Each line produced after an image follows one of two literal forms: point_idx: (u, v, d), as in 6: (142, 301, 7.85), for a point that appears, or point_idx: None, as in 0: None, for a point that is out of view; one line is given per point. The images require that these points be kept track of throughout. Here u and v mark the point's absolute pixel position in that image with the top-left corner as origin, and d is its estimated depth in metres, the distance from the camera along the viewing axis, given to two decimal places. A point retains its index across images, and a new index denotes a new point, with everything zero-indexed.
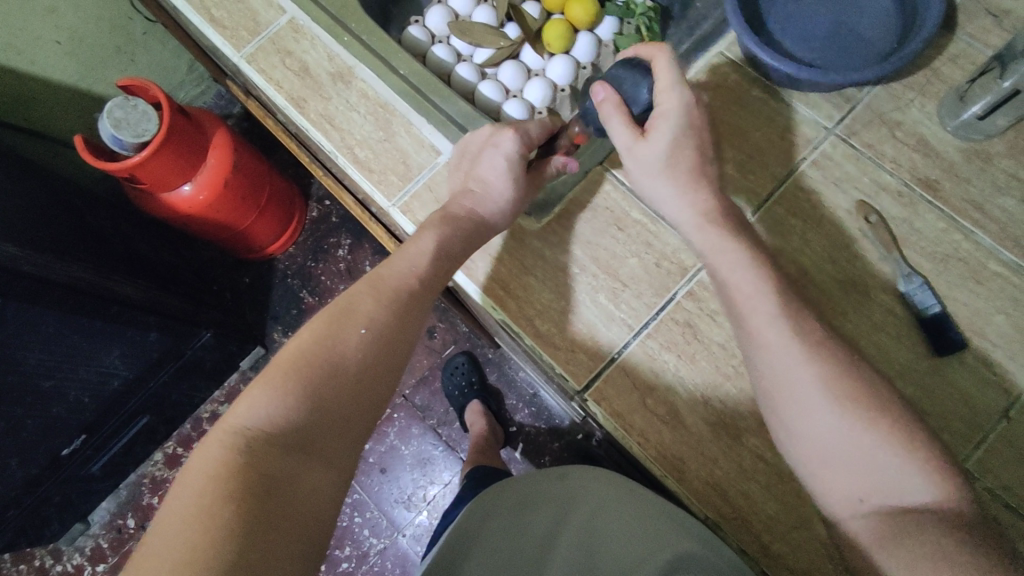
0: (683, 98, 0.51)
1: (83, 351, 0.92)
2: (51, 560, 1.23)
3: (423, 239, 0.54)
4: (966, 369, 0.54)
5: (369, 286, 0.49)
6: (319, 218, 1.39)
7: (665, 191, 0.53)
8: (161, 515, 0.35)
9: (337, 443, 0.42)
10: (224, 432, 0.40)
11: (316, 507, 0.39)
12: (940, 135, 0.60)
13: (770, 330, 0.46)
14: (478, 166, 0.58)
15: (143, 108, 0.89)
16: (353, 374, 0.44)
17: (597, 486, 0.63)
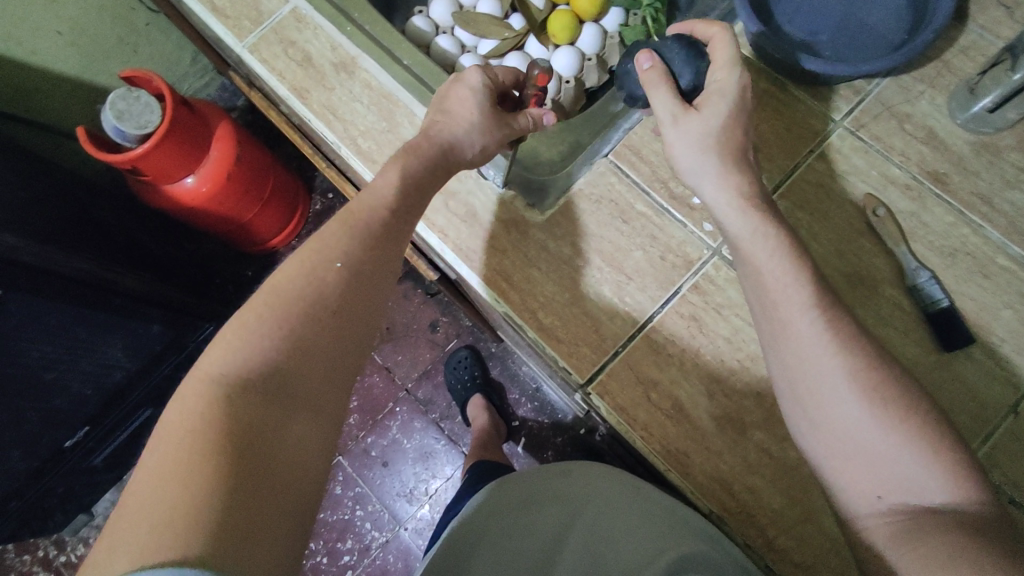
0: (738, 79, 0.51)
1: (85, 343, 0.92)
2: (55, 551, 1.23)
3: (387, 171, 0.50)
4: (974, 364, 0.53)
5: (340, 220, 0.47)
6: (322, 212, 1.39)
7: (705, 166, 0.51)
8: (143, 468, 0.35)
9: (320, 389, 0.42)
10: (199, 381, 0.39)
11: (302, 456, 0.39)
12: (950, 128, 0.59)
13: (803, 320, 0.45)
14: (443, 100, 0.56)
15: (146, 100, 0.88)
16: (330, 315, 0.43)
17: (601, 482, 0.62)
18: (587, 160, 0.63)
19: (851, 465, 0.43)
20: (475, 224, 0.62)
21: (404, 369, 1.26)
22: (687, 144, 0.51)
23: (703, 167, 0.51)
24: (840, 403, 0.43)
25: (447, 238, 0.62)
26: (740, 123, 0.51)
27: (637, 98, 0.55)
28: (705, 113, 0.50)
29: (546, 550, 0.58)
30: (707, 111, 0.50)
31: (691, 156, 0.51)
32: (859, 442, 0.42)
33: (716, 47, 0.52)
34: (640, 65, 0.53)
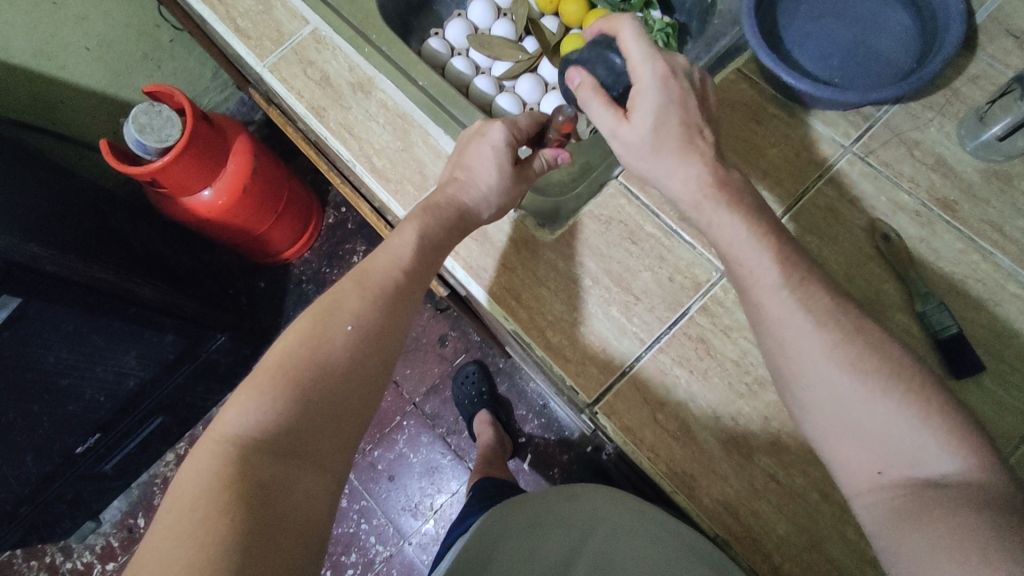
0: (654, 70, 0.49)
1: (100, 351, 0.93)
2: (61, 558, 1.24)
3: (405, 231, 0.53)
4: (984, 392, 0.53)
5: (355, 283, 0.49)
6: (335, 225, 1.41)
7: (660, 167, 0.50)
8: (159, 528, 0.36)
9: (331, 442, 0.43)
10: (213, 442, 0.40)
11: (314, 512, 0.39)
12: (959, 155, 0.59)
13: (774, 302, 0.45)
14: (465, 156, 0.59)
15: (167, 115, 0.90)
16: (342, 373, 0.44)
17: (607, 505, 0.63)
18: (599, 181, 0.64)
19: (842, 440, 0.42)
20: (485, 242, 0.63)
21: (413, 383, 1.27)
22: (627, 149, 0.51)
23: (658, 170, 0.51)
24: (828, 380, 0.42)
25: (458, 256, 0.63)
26: (678, 114, 0.50)
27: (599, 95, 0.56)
28: (635, 117, 0.50)
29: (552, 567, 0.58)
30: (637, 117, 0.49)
31: (639, 160, 0.52)
32: (853, 421, 0.41)
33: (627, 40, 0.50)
34: (572, 82, 0.53)
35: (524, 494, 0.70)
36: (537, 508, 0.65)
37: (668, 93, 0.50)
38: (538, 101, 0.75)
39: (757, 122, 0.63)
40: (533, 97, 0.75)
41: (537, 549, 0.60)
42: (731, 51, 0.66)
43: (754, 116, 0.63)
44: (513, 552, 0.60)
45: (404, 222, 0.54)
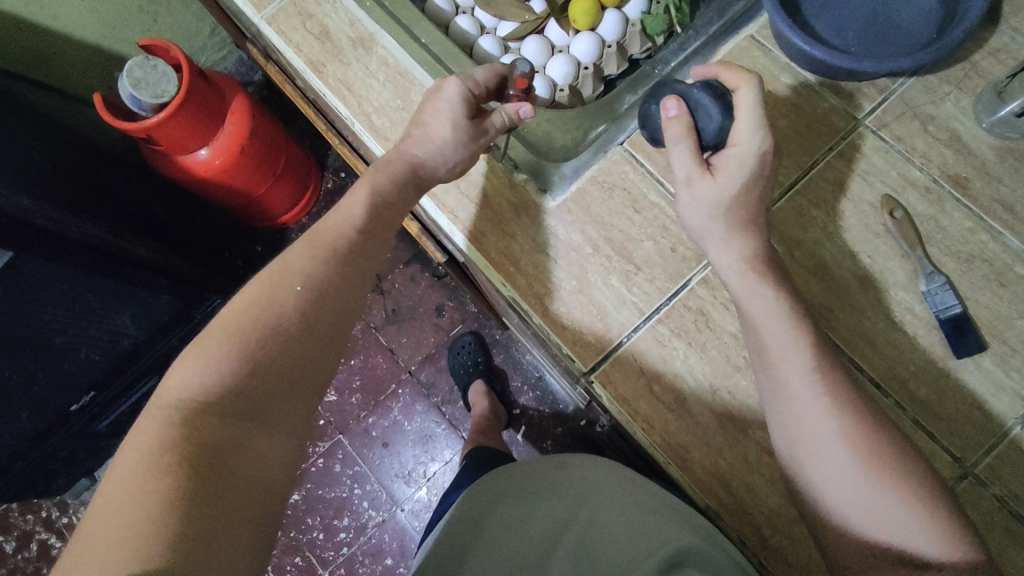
0: (761, 146, 0.49)
1: (95, 311, 0.93)
2: (58, 512, 1.25)
3: (355, 189, 0.51)
4: (982, 373, 0.52)
5: (307, 243, 0.47)
6: (333, 190, 1.38)
7: (711, 229, 0.51)
8: (102, 492, 0.35)
9: (284, 404, 0.42)
10: (158, 406, 0.39)
11: (265, 475, 0.40)
12: (974, 131, 0.58)
13: (801, 380, 0.46)
14: (422, 113, 0.57)
15: (163, 69, 0.88)
16: (293, 333, 0.43)
17: (597, 472, 0.62)
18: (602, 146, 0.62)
19: (854, 516, 0.44)
20: (486, 207, 0.62)
21: (408, 352, 1.26)
22: (697, 206, 0.51)
23: (710, 229, 0.51)
24: (835, 457, 0.44)
25: (457, 220, 0.62)
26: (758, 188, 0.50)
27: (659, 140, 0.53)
28: (720, 180, 0.49)
29: (547, 538, 0.56)
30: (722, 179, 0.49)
31: (700, 219, 0.52)
32: (857, 501, 0.44)
33: (740, 106, 0.49)
34: (667, 112, 0.49)
35: (516, 461, 0.68)
36: (528, 479, 0.63)
37: (762, 169, 0.50)
38: (544, 64, 0.73)
39: (770, 92, 0.61)
40: (539, 60, 0.73)
41: (532, 519, 0.58)
42: (745, 16, 0.64)
43: (767, 85, 0.61)
44: (505, 522, 0.59)
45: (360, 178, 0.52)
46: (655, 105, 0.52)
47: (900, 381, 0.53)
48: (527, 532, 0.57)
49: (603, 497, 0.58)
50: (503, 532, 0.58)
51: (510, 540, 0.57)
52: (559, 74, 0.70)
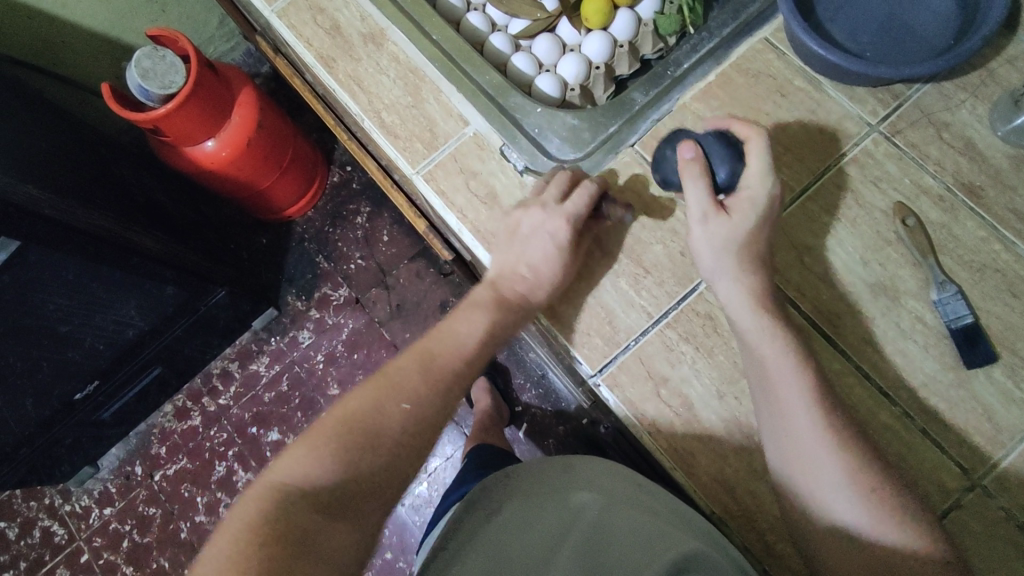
0: (770, 191, 0.53)
1: (100, 300, 0.93)
2: (61, 500, 1.23)
3: (472, 320, 0.56)
4: (992, 383, 0.52)
5: (418, 361, 0.54)
6: (339, 184, 1.37)
7: (722, 266, 0.53)
8: (204, 558, 0.41)
9: (368, 506, 0.47)
10: (265, 487, 0.45)
11: (342, 561, 0.43)
12: (989, 139, 0.57)
13: (805, 417, 0.48)
14: (529, 253, 0.56)
15: (171, 60, 0.89)
16: (392, 441, 0.49)
17: (603, 474, 0.61)
18: (616, 150, 0.62)
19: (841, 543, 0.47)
20: (495, 206, 0.62)
21: (411, 347, 1.26)
22: (712, 243, 0.53)
23: (721, 268, 0.53)
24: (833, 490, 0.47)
25: (466, 219, 0.62)
26: (765, 230, 0.54)
27: (671, 184, 0.56)
28: (735, 218, 0.52)
29: (553, 541, 0.54)
30: (738, 217, 0.52)
31: (710, 255, 0.53)
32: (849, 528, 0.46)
33: (750, 155, 0.53)
34: (683, 155, 0.53)
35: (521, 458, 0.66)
36: (534, 476, 0.61)
37: (770, 214, 0.53)
38: (556, 63, 0.72)
39: (784, 96, 0.61)
40: (550, 58, 0.72)
41: (536, 521, 0.56)
42: (759, 19, 0.63)
43: (780, 89, 0.61)
44: (507, 521, 0.56)
45: (475, 307, 0.57)
46: (671, 150, 0.55)
47: (908, 391, 0.53)
48: (532, 534, 0.55)
49: (613, 502, 0.56)
50: (504, 532, 0.55)
51: (513, 541, 0.54)
52: (570, 72, 0.70)
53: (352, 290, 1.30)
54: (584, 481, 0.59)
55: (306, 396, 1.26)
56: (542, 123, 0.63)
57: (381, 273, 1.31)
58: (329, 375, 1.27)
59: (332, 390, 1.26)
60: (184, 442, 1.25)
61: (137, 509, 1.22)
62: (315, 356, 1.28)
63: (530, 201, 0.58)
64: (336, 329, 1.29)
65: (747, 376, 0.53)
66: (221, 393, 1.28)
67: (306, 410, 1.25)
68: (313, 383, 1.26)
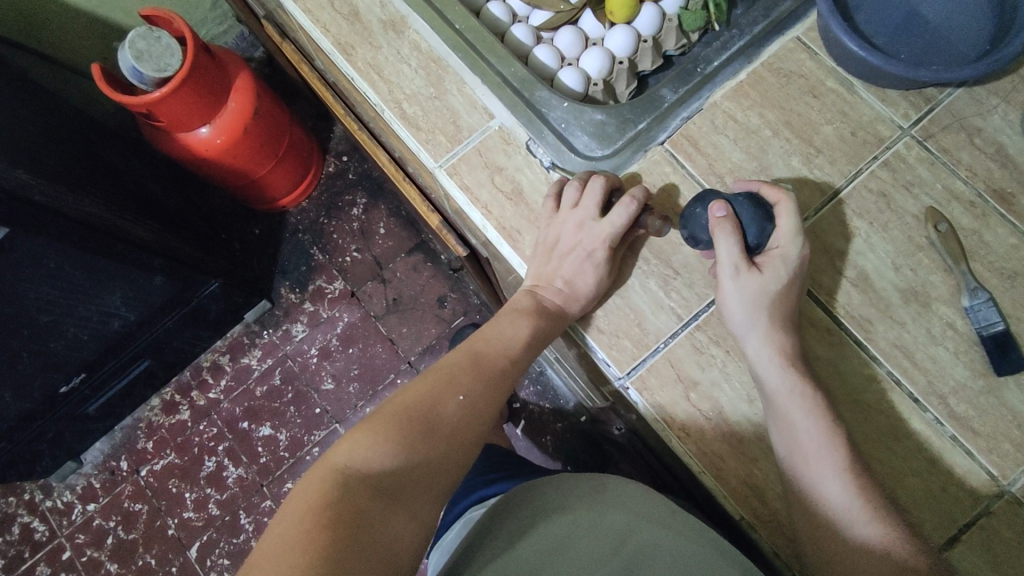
0: (800, 251, 0.52)
1: (84, 290, 0.89)
2: (41, 496, 1.18)
3: (518, 324, 0.57)
4: (1021, 391, 0.52)
5: (472, 358, 0.55)
6: (335, 174, 1.33)
7: (754, 324, 0.52)
8: (268, 535, 0.40)
9: (421, 494, 0.45)
10: (327, 468, 0.44)
11: (396, 549, 0.42)
12: (1020, 146, 0.57)
13: (834, 483, 0.47)
14: (565, 267, 0.57)
15: (167, 42, 0.85)
16: (448, 432, 0.49)
17: (642, 496, 0.54)
18: (645, 146, 0.61)
19: None
20: (520, 203, 0.61)
21: (409, 342, 1.24)
22: (743, 300, 0.52)
23: (751, 325, 0.52)
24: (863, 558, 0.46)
25: (490, 216, 0.61)
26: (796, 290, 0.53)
27: (699, 241, 0.53)
28: (766, 274, 0.52)
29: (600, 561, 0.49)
30: (769, 273, 0.51)
31: (742, 314, 0.52)
32: None
33: (780, 216, 0.53)
34: (714, 213, 0.52)
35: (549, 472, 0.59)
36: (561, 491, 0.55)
37: (800, 273, 0.53)
38: (578, 57, 0.69)
39: (815, 97, 0.60)
40: (573, 52, 0.70)
41: (576, 536, 0.51)
42: (790, 18, 0.62)
43: (811, 90, 0.60)
44: (545, 538, 0.51)
45: (519, 314, 0.58)
46: (699, 207, 0.53)
47: (940, 397, 0.53)
48: (574, 554, 0.50)
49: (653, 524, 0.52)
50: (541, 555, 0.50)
51: (555, 563, 0.50)
52: (593, 67, 0.67)
53: (348, 284, 1.27)
54: (622, 501, 0.53)
55: (299, 390, 1.23)
56: (569, 118, 0.61)
57: (378, 266, 1.28)
58: (323, 369, 1.24)
59: (327, 384, 1.23)
60: (172, 436, 1.22)
61: (122, 505, 1.18)
62: (309, 350, 1.25)
63: (570, 215, 0.57)
64: (331, 323, 1.26)
65: (773, 440, 0.51)
66: (211, 386, 1.24)
67: (300, 405, 1.22)
68: (307, 377, 1.24)
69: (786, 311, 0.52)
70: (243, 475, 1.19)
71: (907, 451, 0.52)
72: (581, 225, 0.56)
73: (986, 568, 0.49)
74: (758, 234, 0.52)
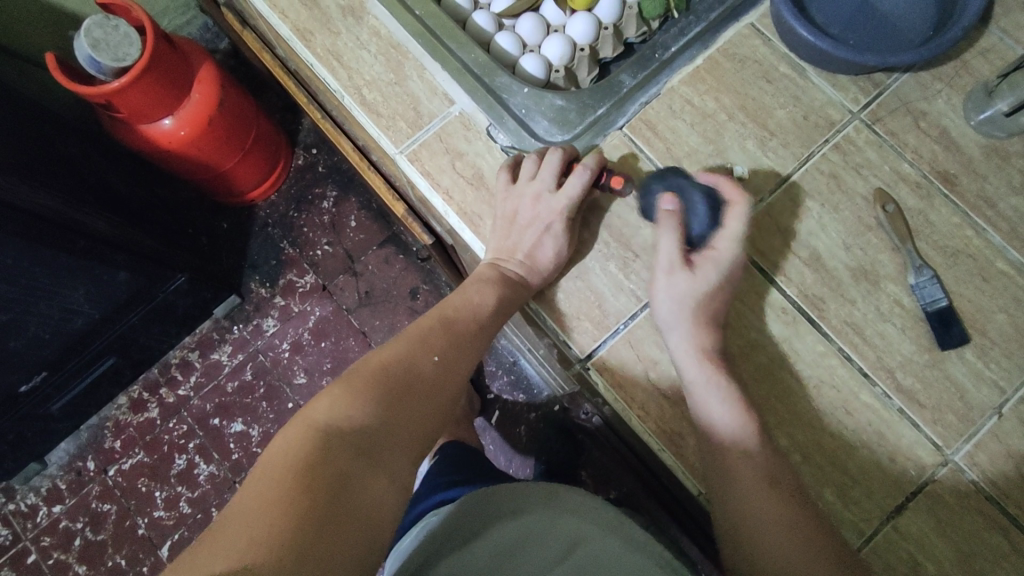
0: (735, 256, 0.54)
1: (43, 287, 0.87)
2: (4, 499, 1.15)
3: (485, 294, 0.56)
4: (964, 364, 0.54)
5: (443, 321, 0.55)
6: (304, 167, 1.31)
7: (677, 321, 0.53)
8: (244, 494, 0.39)
9: (398, 456, 0.46)
10: (306, 425, 0.44)
11: (376, 513, 0.41)
12: (963, 129, 0.59)
13: (745, 475, 0.49)
14: (524, 241, 0.57)
15: (125, 31, 0.83)
16: (424, 393, 0.50)
17: (592, 504, 0.56)
18: (604, 131, 0.62)
19: None
20: (481, 187, 0.61)
21: (381, 335, 1.24)
22: (670, 295, 0.53)
23: (675, 323, 0.53)
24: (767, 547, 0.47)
25: (452, 201, 0.61)
26: (726, 291, 0.54)
27: (649, 216, 0.56)
28: (697, 274, 0.53)
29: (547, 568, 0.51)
30: (700, 274, 0.53)
31: (667, 310, 0.53)
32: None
33: (729, 218, 0.54)
34: (663, 206, 0.54)
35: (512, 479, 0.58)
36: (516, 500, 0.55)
37: (731, 279, 0.54)
38: (540, 44, 0.70)
39: (769, 82, 0.62)
40: (534, 39, 0.70)
41: (528, 543, 0.52)
42: (744, 5, 0.64)
43: (765, 75, 0.62)
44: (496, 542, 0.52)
45: (486, 284, 0.57)
46: (658, 185, 0.55)
47: (888, 371, 0.55)
48: (526, 560, 0.52)
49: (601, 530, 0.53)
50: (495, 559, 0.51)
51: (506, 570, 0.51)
52: (554, 53, 0.68)
53: (319, 277, 1.26)
54: (575, 507, 0.55)
55: (271, 385, 1.22)
56: (529, 104, 0.62)
57: (349, 259, 1.27)
58: (295, 363, 1.23)
59: (299, 378, 1.22)
60: (140, 435, 1.20)
61: (90, 505, 1.16)
62: (280, 344, 1.24)
63: (527, 187, 0.57)
64: (303, 316, 1.25)
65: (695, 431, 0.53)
66: (180, 383, 1.22)
67: (271, 400, 1.21)
68: (279, 372, 1.22)
69: (711, 312, 0.54)
70: (214, 472, 1.18)
71: (858, 424, 0.54)
72: (539, 197, 0.57)
73: (931, 532, 0.51)
74: (701, 233, 0.54)
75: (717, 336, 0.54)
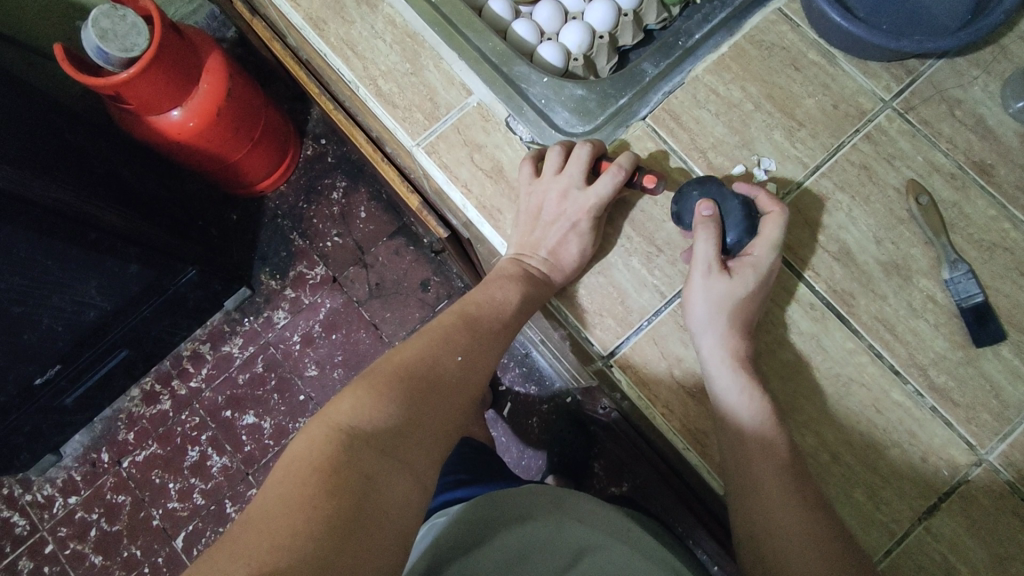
0: (773, 263, 0.52)
1: (55, 280, 0.86)
2: (20, 490, 1.16)
3: (508, 289, 0.55)
4: (1000, 361, 0.52)
5: (466, 319, 0.54)
6: (313, 158, 1.30)
7: (714, 325, 0.51)
8: (266, 496, 0.38)
9: (421, 456, 0.44)
10: (328, 427, 0.43)
11: (401, 515, 0.40)
12: (1000, 117, 0.57)
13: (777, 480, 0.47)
14: (548, 237, 0.56)
15: (132, 21, 0.81)
16: (446, 393, 0.49)
17: (599, 512, 0.57)
18: (626, 122, 0.60)
19: None
20: (500, 181, 0.60)
21: (392, 327, 1.23)
22: (706, 299, 0.51)
23: (710, 325, 0.51)
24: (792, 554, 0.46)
25: (470, 194, 0.60)
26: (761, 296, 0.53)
27: (683, 222, 0.54)
28: (735, 280, 0.51)
29: None
30: (739, 278, 0.51)
31: (704, 311, 0.52)
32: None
33: (767, 225, 0.52)
34: (700, 212, 0.52)
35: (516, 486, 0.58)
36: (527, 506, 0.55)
37: (766, 285, 0.52)
38: (558, 31, 0.68)
39: (797, 70, 0.60)
40: (552, 26, 0.68)
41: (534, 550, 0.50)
42: None
43: (793, 62, 0.60)
44: (510, 548, 0.50)
45: (508, 279, 0.56)
46: (696, 190, 0.53)
47: (920, 369, 0.53)
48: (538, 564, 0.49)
49: (611, 538, 0.53)
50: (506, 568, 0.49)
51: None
52: (573, 41, 0.66)
53: (329, 269, 1.26)
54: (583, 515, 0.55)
55: (282, 377, 1.21)
56: (549, 94, 0.60)
57: (359, 250, 1.26)
58: (306, 356, 1.22)
59: (310, 371, 1.21)
60: (154, 427, 1.20)
61: (105, 497, 1.16)
62: (291, 337, 1.23)
63: (555, 182, 0.56)
64: (313, 309, 1.24)
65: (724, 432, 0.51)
66: (192, 375, 1.22)
67: (283, 392, 1.21)
68: (290, 364, 1.22)
69: (749, 314, 0.52)
70: (227, 464, 1.18)
71: (890, 423, 0.53)
72: (566, 193, 0.55)
73: (963, 533, 0.50)
74: (738, 241, 0.52)
75: (752, 338, 0.52)
